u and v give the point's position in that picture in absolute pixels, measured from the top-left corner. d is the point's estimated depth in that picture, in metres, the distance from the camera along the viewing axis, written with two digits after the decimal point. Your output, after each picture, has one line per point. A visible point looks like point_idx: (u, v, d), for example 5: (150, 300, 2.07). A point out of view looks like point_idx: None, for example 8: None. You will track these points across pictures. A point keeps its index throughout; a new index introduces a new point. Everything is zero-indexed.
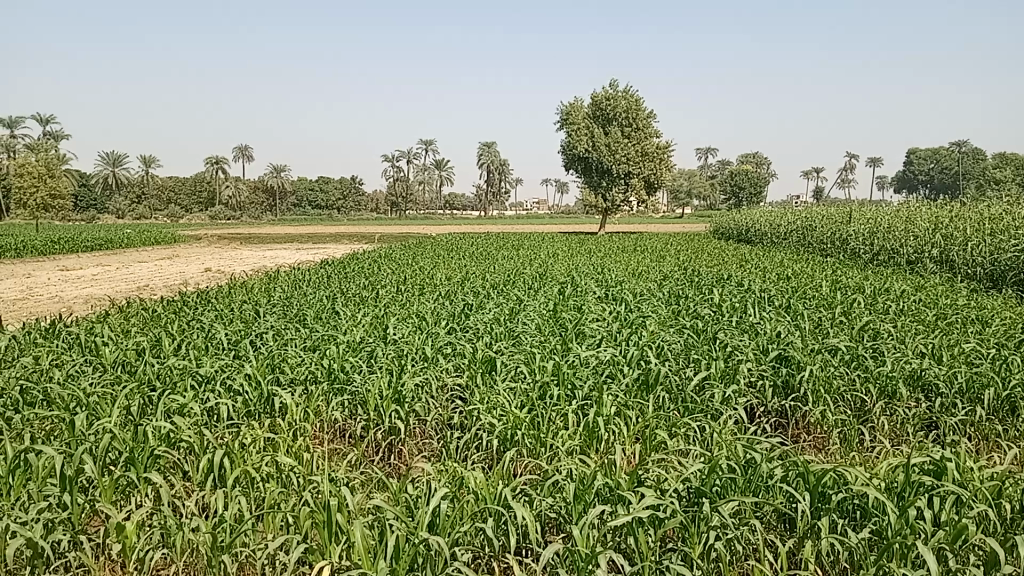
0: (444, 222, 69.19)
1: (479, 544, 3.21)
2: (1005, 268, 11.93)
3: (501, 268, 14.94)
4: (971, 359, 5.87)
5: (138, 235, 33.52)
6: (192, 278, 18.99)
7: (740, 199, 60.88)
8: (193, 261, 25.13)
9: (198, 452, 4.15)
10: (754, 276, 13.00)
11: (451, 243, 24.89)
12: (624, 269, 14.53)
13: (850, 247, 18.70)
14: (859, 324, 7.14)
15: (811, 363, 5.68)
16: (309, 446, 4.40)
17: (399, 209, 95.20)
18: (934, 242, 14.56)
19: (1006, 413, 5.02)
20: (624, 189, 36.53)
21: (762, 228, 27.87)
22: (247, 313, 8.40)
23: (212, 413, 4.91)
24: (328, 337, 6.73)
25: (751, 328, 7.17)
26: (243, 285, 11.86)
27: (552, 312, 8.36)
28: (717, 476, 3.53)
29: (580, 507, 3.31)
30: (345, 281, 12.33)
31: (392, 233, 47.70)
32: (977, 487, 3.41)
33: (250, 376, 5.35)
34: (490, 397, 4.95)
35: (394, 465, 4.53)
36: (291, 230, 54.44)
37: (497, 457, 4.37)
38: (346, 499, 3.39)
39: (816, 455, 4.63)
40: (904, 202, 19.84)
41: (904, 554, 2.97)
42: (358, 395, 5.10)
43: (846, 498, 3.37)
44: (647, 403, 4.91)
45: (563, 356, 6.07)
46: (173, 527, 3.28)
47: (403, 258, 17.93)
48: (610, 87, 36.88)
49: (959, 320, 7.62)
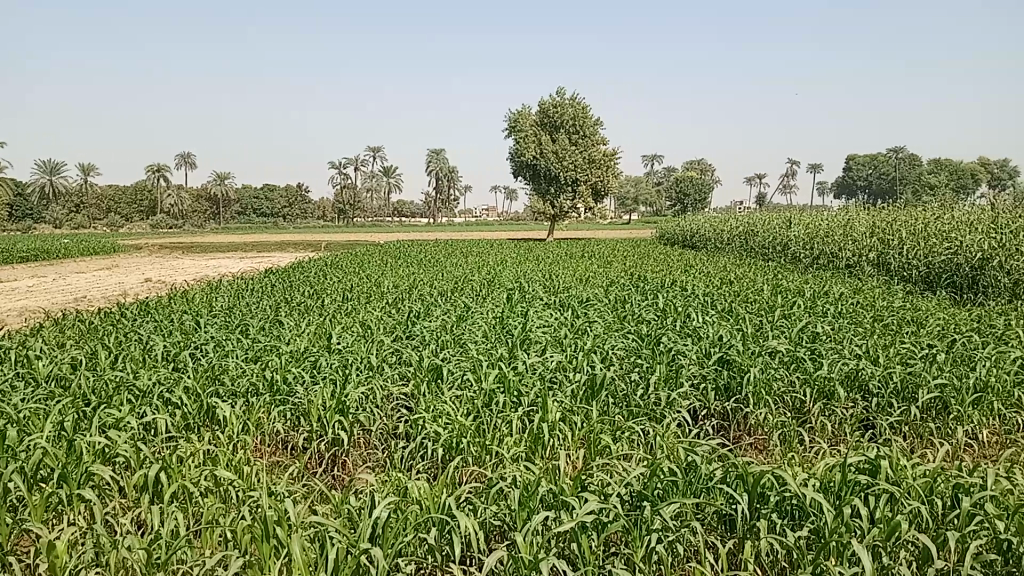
0: (396, 231, 68.77)
1: (423, 554, 3.18)
2: (940, 272, 12.32)
3: (449, 275, 14.90)
4: (905, 358, 6.04)
5: (75, 246, 32.67)
6: (132, 289, 18.54)
7: (685, 206, 61.72)
8: (133, 271, 24.55)
9: (134, 467, 4.05)
10: (698, 281, 13.21)
11: (397, 251, 24.70)
12: (571, 276, 14.55)
13: (790, 250, 19.18)
14: (799, 327, 7.29)
15: (752, 365, 5.76)
16: (250, 459, 4.30)
17: (346, 216, 94.32)
18: (871, 247, 14.99)
19: (938, 411, 5.18)
20: (572, 197, 36.80)
21: (707, 233, 28.36)
22: (188, 325, 8.22)
23: (149, 427, 4.80)
24: (270, 348, 6.61)
25: (694, 333, 7.24)
26: (185, 294, 11.63)
27: (499, 319, 8.38)
28: (659, 479, 3.56)
29: (524, 514, 3.31)
30: (289, 290, 12.17)
31: (337, 241, 47.09)
32: (910, 484, 3.50)
33: (189, 389, 5.24)
34: (436, 406, 4.91)
35: (337, 478, 4.49)
36: (234, 238, 53.39)
37: (441, 466, 4.35)
38: (286, 512, 3.32)
39: (756, 456, 4.72)
40: (843, 207, 20.35)
41: (839, 552, 3.01)
42: (300, 407, 5.04)
43: (784, 499, 3.41)
44: (592, 409, 4.93)
45: (509, 362, 6.08)
46: (106, 545, 3.19)
47: (349, 266, 17.82)
48: (557, 94, 37.02)
49: (896, 322, 7.84)
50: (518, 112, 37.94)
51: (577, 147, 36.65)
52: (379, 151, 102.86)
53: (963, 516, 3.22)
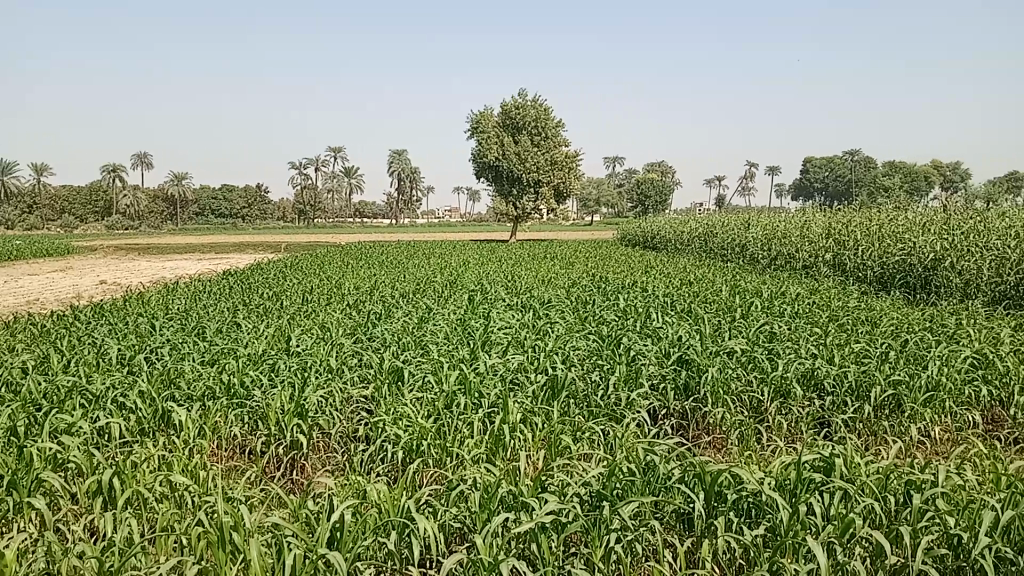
0: (357, 232, 68.34)
1: (382, 557, 3.16)
2: (894, 272, 12.57)
3: (410, 277, 14.84)
4: (860, 357, 6.16)
5: (27, 248, 31.94)
6: (86, 292, 18.19)
7: (646, 207, 62.20)
8: (87, 273, 24.08)
9: (86, 473, 3.98)
10: (658, 281, 13.32)
11: (358, 252, 24.53)
12: (533, 277, 14.59)
13: (749, 252, 19.43)
14: (756, 327, 7.39)
15: (711, 365, 5.82)
16: (206, 464, 4.24)
17: (307, 217, 93.48)
18: (827, 248, 15.24)
19: (891, 409, 5.28)
20: (535, 198, 36.88)
21: (667, 234, 28.61)
22: (143, 328, 8.08)
23: (103, 432, 4.71)
24: (227, 351, 6.53)
25: (654, 333, 7.30)
26: (141, 297, 11.43)
27: (460, 320, 8.36)
28: (618, 479, 3.59)
29: (484, 515, 3.31)
30: (248, 292, 12.02)
31: (297, 242, 46.66)
32: (864, 481, 3.56)
33: (144, 393, 5.15)
34: (396, 408, 4.89)
35: (296, 482, 4.45)
36: (192, 239, 52.62)
37: (401, 468, 4.33)
38: (243, 517, 3.28)
39: (715, 455, 4.77)
40: (800, 209, 20.66)
41: (795, 549, 3.05)
42: (258, 410, 4.97)
43: (741, 497, 3.45)
44: (553, 409, 4.95)
45: (470, 363, 6.07)
46: (57, 552, 3.12)
47: (310, 268, 17.66)
48: (519, 96, 37.08)
49: (851, 321, 7.98)
50: (480, 114, 37.91)
51: (539, 148, 36.76)
52: (340, 151, 102.11)
53: (915, 512, 3.29)
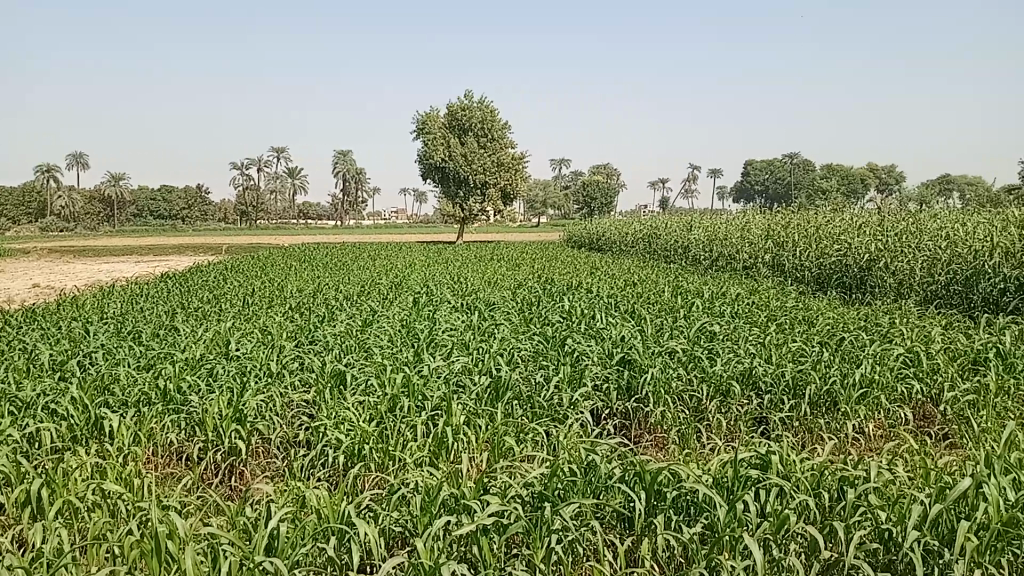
0: (301, 234, 67.45)
1: (322, 562, 3.13)
2: (831, 272, 12.87)
3: (355, 278, 14.70)
4: (796, 356, 6.29)
5: None
6: (18, 295, 17.61)
7: (591, 209, 62.64)
8: (19, 276, 23.32)
9: (14, 482, 3.85)
10: (603, 283, 13.42)
11: (301, 254, 24.18)
12: (479, 279, 14.59)
13: (691, 253, 19.71)
14: (697, 327, 7.49)
15: (652, 365, 5.88)
16: (141, 471, 4.15)
17: (250, 219, 91.98)
18: (767, 249, 15.54)
19: (826, 407, 5.41)
20: (481, 199, 36.86)
21: (612, 235, 28.85)
22: (76, 332, 7.86)
23: (33, 440, 4.57)
24: (164, 356, 6.39)
25: (598, 334, 7.36)
26: (75, 300, 11.11)
27: (404, 323, 8.31)
28: (559, 479, 3.61)
29: (425, 519, 3.29)
30: (187, 295, 11.77)
31: (239, 244, 45.84)
32: (799, 478, 3.64)
33: (76, 399, 5.01)
34: (337, 412, 4.84)
35: (235, 489, 4.38)
36: (129, 241, 51.32)
37: (342, 472, 4.29)
38: (177, 525, 3.21)
39: (656, 455, 4.83)
40: (741, 210, 21.03)
41: (732, 546, 3.10)
42: (195, 416, 4.87)
43: (680, 495, 3.49)
44: (496, 411, 4.95)
45: (414, 365, 6.04)
46: None
47: (252, 270, 17.35)
48: (465, 97, 37.02)
49: (788, 321, 8.15)
50: (426, 114, 37.74)
51: (485, 150, 36.77)
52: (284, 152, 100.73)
53: (848, 507, 3.37)
